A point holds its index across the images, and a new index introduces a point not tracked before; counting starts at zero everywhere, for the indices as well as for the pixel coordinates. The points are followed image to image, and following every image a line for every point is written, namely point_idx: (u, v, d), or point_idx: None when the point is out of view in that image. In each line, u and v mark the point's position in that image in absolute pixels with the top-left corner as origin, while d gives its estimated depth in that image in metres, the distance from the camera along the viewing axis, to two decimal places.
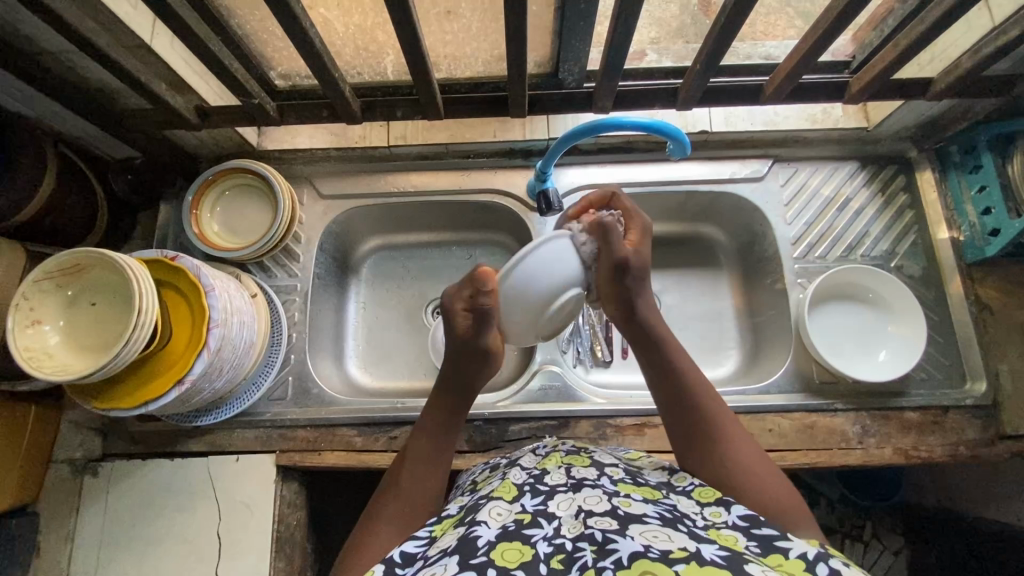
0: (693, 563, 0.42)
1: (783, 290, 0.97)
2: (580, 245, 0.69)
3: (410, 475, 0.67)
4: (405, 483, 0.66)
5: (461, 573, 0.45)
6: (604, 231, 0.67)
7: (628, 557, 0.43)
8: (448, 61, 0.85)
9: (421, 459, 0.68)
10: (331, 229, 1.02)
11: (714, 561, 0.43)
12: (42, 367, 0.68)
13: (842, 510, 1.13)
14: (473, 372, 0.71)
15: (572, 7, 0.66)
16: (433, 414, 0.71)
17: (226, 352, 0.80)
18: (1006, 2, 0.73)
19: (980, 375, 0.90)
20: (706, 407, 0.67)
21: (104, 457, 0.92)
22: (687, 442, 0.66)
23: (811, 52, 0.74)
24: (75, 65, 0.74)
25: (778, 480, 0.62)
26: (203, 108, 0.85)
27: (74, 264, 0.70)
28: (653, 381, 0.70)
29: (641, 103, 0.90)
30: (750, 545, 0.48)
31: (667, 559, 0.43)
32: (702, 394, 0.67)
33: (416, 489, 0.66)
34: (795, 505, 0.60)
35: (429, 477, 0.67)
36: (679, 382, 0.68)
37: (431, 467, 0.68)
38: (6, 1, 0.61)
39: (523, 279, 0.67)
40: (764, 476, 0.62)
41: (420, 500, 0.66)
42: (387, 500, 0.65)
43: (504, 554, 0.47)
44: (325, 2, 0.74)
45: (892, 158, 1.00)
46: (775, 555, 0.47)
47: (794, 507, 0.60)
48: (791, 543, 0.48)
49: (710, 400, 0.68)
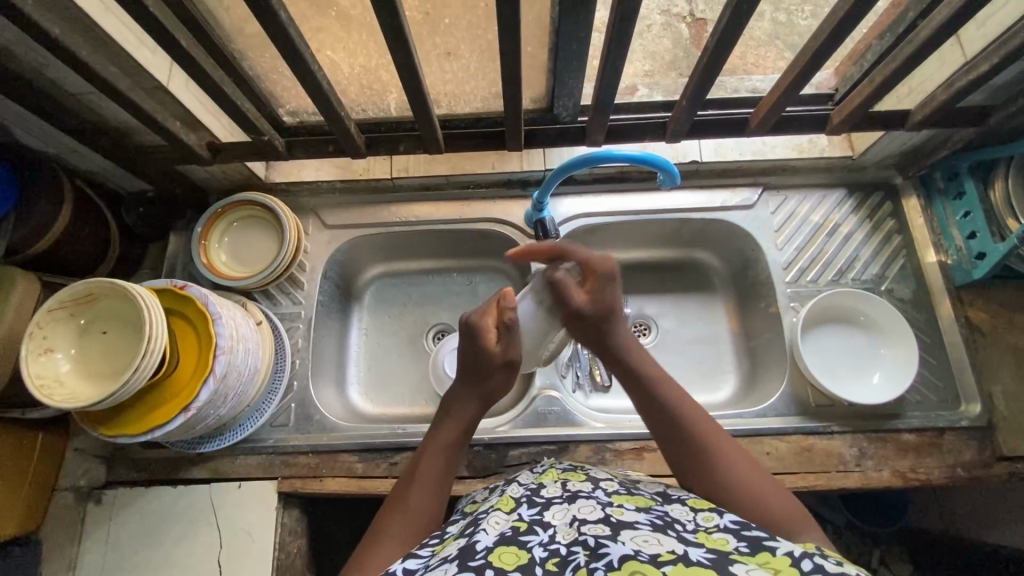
0: (680, 564, 0.44)
1: (777, 314, 0.99)
2: (545, 296, 0.78)
3: (418, 495, 0.66)
4: (412, 502, 0.65)
5: (460, 574, 0.46)
6: (557, 286, 0.75)
7: (619, 560, 0.44)
8: (448, 98, 0.90)
9: (429, 479, 0.67)
10: (335, 258, 1.05)
11: (700, 562, 0.44)
12: (53, 395, 0.70)
13: (849, 537, 1.12)
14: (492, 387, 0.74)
15: (564, 48, 0.70)
16: (446, 433, 0.71)
17: (232, 379, 0.82)
18: (976, 39, 0.77)
19: (974, 398, 0.91)
20: (694, 421, 0.67)
21: (107, 485, 0.94)
22: (680, 463, 0.66)
23: (793, 87, 0.78)
24: (95, 105, 0.78)
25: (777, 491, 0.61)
26: (214, 144, 0.89)
27: (87, 294, 0.73)
28: (640, 400, 0.71)
29: (633, 136, 0.93)
30: (739, 546, 0.48)
31: (656, 561, 0.44)
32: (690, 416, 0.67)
33: (423, 504, 0.65)
34: (792, 513, 0.59)
35: (439, 497, 0.66)
36: (657, 401, 0.69)
37: (440, 487, 0.67)
38: (34, 48, 0.66)
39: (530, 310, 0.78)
40: (759, 488, 0.61)
41: (425, 520, 0.64)
42: (393, 519, 0.64)
43: (501, 557, 0.48)
44: (332, 45, 0.79)
45: (877, 186, 1.04)
46: (762, 554, 0.47)
47: (788, 510, 0.59)
48: (778, 543, 0.48)
49: (697, 415, 0.68)
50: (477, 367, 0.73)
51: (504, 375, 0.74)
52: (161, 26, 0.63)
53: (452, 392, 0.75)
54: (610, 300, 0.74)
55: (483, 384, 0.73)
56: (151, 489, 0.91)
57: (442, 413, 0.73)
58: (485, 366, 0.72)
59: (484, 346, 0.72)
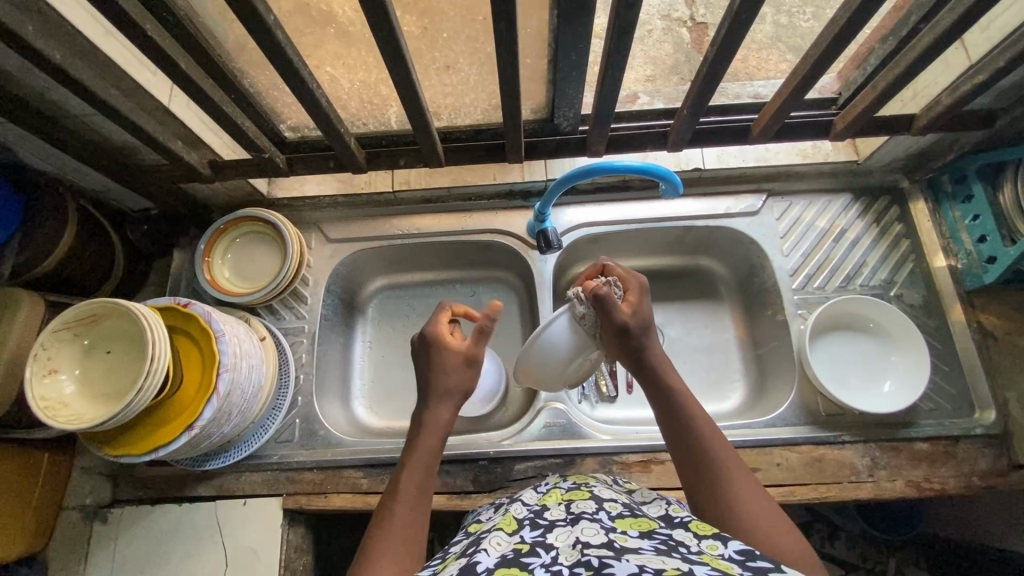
0: None
1: (783, 321, 0.98)
2: (581, 317, 0.78)
3: (402, 510, 0.63)
4: (398, 515, 0.62)
5: None
6: (599, 300, 0.72)
7: None
8: (448, 111, 0.90)
9: (411, 492, 0.64)
10: (338, 271, 1.05)
11: None
12: (57, 416, 0.70)
13: (863, 545, 1.10)
14: (460, 393, 0.72)
15: (564, 59, 0.70)
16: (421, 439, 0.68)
17: (236, 396, 0.81)
18: (981, 43, 0.77)
19: (988, 405, 0.89)
20: (709, 446, 0.65)
21: (114, 502, 0.93)
22: (693, 483, 0.64)
23: (795, 95, 0.77)
24: (97, 127, 0.78)
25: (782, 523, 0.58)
26: (216, 161, 0.90)
27: (91, 314, 0.73)
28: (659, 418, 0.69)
29: (633, 145, 0.92)
30: (744, 572, 0.46)
31: None
32: (707, 437, 0.65)
33: (411, 523, 0.62)
34: (801, 546, 0.56)
35: (423, 508, 0.64)
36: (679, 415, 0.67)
37: (421, 500, 0.64)
38: (36, 73, 0.66)
39: (542, 347, 0.80)
40: (772, 520, 0.58)
41: (414, 534, 0.61)
42: (382, 534, 0.60)
43: None
44: (332, 61, 0.79)
45: (884, 190, 1.03)
46: None
47: (795, 544, 0.56)
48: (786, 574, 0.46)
49: (715, 441, 0.65)
50: (438, 370, 0.71)
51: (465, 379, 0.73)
52: (161, 50, 0.63)
53: (422, 391, 0.72)
54: (647, 315, 0.75)
55: (450, 385, 0.71)
56: (157, 507, 0.91)
57: (416, 422, 0.70)
58: (449, 366, 0.72)
59: (449, 350, 0.73)
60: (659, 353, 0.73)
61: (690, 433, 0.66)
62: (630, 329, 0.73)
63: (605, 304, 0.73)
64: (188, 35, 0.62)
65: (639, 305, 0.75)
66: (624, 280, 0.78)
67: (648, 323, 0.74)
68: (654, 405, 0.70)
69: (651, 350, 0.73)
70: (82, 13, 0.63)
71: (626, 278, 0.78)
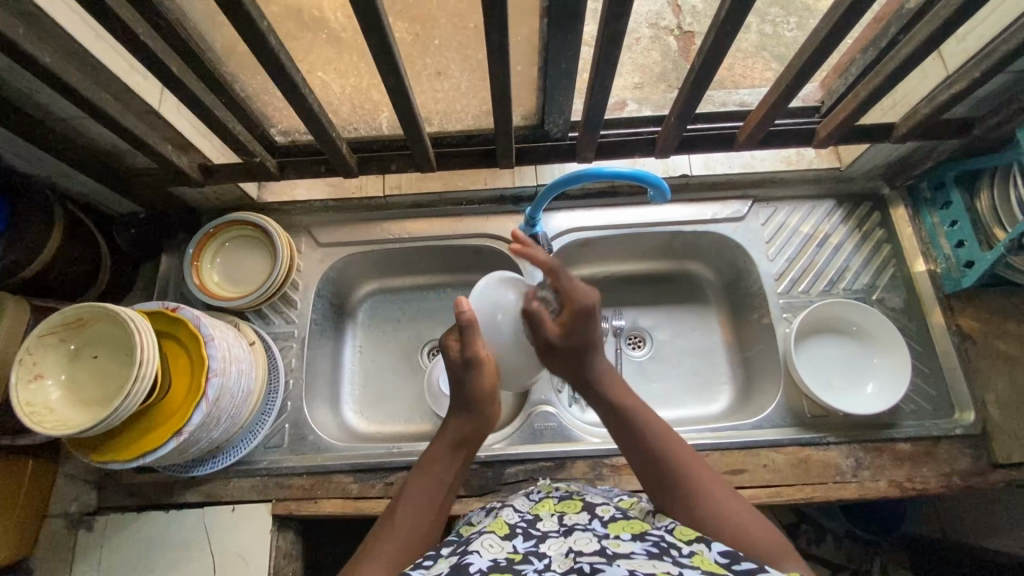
0: None
1: (769, 325, 0.99)
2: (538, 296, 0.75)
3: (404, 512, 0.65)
4: (401, 516, 0.65)
5: None
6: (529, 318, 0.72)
7: None
8: (440, 116, 0.90)
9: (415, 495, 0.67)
10: (328, 276, 1.05)
11: None
12: (42, 422, 0.69)
13: (849, 546, 1.12)
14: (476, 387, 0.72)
15: (553, 66, 0.71)
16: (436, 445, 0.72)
17: (225, 402, 0.81)
18: (957, 53, 0.79)
19: (967, 406, 0.92)
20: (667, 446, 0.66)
21: (99, 510, 0.91)
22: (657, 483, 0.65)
23: (779, 103, 0.79)
24: (86, 129, 0.78)
25: (752, 517, 0.60)
26: (206, 165, 0.89)
27: (78, 319, 0.72)
28: (619, 424, 0.71)
29: (622, 151, 0.94)
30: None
31: None
32: (663, 438, 0.67)
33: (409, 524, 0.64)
34: (770, 538, 0.58)
35: (426, 513, 0.66)
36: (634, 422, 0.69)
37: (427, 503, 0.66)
38: (22, 74, 0.65)
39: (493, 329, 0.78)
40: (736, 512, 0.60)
41: (412, 538, 0.63)
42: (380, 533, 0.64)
43: None
44: (323, 66, 0.80)
45: (866, 196, 1.05)
46: None
47: (765, 538, 0.58)
48: None
49: (670, 441, 0.67)
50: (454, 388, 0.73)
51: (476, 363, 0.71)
52: (152, 54, 0.63)
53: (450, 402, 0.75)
54: (582, 338, 0.72)
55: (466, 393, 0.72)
56: (143, 514, 0.90)
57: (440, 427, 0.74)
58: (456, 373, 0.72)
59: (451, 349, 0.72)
60: (600, 367, 0.74)
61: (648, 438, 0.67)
62: (556, 346, 0.73)
63: (536, 322, 0.72)
64: (179, 39, 0.62)
65: (572, 329, 0.72)
66: (567, 295, 0.72)
67: (586, 343, 0.73)
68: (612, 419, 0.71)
69: (592, 364, 0.74)
70: (72, 16, 0.63)
71: (569, 297, 0.72)
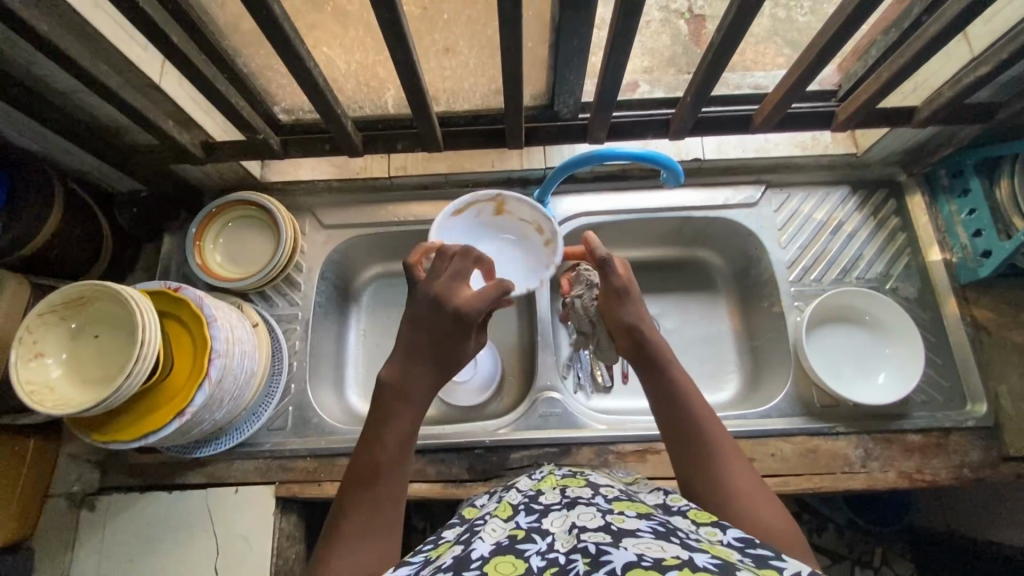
0: (686, 570, 0.42)
1: (780, 313, 0.98)
2: None
3: (377, 492, 0.57)
4: (375, 496, 0.57)
5: None
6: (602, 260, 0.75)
7: (622, 567, 0.43)
8: (447, 95, 0.88)
9: (385, 472, 0.57)
10: (333, 258, 1.03)
11: (705, 567, 0.42)
12: (44, 402, 0.68)
13: (851, 535, 1.12)
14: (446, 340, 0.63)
15: (566, 43, 0.68)
16: (399, 405, 0.60)
17: (228, 383, 0.80)
18: (984, 34, 0.76)
19: (980, 397, 0.90)
20: (695, 421, 0.63)
21: (101, 490, 0.91)
22: (682, 458, 0.62)
23: (798, 85, 0.77)
24: (85, 104, 0.76)
25: (772, 506, 0.58)
26: (208, 142, 0.87)
27: (78, 297, 0.71)
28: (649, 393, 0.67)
29: (633, 133, 0.91)
30: (742, 558, 0.46)
31: (660, 566, 0.42)
32: (695, 413, 0.64)
33: (384, 505, 0.57)
34: (789, 528, 0.56)
35: (397, 487, 0.58)
36: (667, 392, 0.66)
37: (397, 478, 0.58)
38: (19, 44, 0.63)
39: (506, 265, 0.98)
40: (758, 500, 0.58)
41: (392, 521, 0.57)
42: (355, 515, 0.56)
43: (497, 567, 0.46)
44: (328, 41, 0.77)
45: (882, 183, 1.03)
46: (767, 570, 0.43)
47: (785, 528, 0.56)
48: (786, 563, 0.44)
49: (701, 416, 0.64)
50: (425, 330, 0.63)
51: (455, 299, 0.64)
52: (153, 24, 0.61)
53: (408, 345, 0.63)
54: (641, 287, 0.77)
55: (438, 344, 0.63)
56: (145, 495, 0.90)
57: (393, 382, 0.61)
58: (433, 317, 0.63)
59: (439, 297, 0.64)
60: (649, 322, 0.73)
61: (680, 409, 0.64)
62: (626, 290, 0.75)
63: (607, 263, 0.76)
64: None
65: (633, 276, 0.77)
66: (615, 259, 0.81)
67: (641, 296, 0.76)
68: (646, 384, 0.68)
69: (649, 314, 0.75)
70: None
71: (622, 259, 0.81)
